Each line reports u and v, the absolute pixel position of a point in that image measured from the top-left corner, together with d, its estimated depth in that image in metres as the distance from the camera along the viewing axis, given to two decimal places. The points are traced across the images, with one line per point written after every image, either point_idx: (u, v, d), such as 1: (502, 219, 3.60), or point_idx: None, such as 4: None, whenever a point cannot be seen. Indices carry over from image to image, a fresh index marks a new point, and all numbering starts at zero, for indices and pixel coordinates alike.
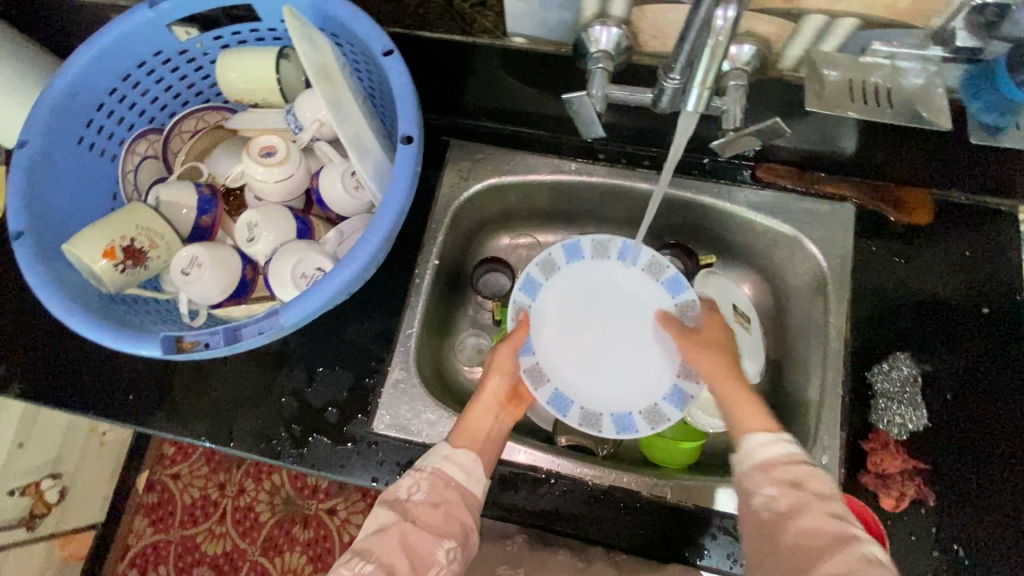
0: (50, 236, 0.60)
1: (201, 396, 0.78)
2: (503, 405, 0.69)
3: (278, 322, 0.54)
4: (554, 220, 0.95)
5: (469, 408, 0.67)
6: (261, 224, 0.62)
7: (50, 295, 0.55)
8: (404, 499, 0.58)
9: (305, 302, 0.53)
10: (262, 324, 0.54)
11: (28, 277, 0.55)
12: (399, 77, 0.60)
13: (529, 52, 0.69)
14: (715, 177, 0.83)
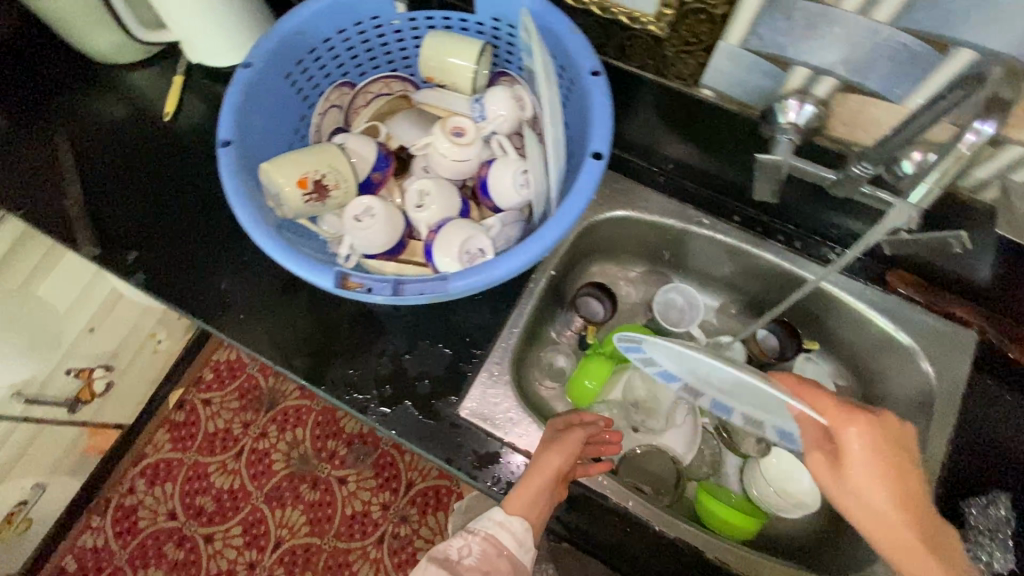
0: (248, 153, 0.65)
1: (306, 334, 0.81)
2: (560, 485, 0.68)
3: (444, 287, 0.57)
4: (663, 264, 0.98)
5: (527, 471, 0.67)
6: (432, 194, 0.66)
7: (242, 205, 0.60)
8: (455, 560, 0.62)
9: (475, 275, 0.56)
10: (427, 285, 0.57)
11: (228, 183, 0.60)
12: (601, 97, 0.62)
13: (712, 106, 0.72)
14: (843, 269, 0.84)
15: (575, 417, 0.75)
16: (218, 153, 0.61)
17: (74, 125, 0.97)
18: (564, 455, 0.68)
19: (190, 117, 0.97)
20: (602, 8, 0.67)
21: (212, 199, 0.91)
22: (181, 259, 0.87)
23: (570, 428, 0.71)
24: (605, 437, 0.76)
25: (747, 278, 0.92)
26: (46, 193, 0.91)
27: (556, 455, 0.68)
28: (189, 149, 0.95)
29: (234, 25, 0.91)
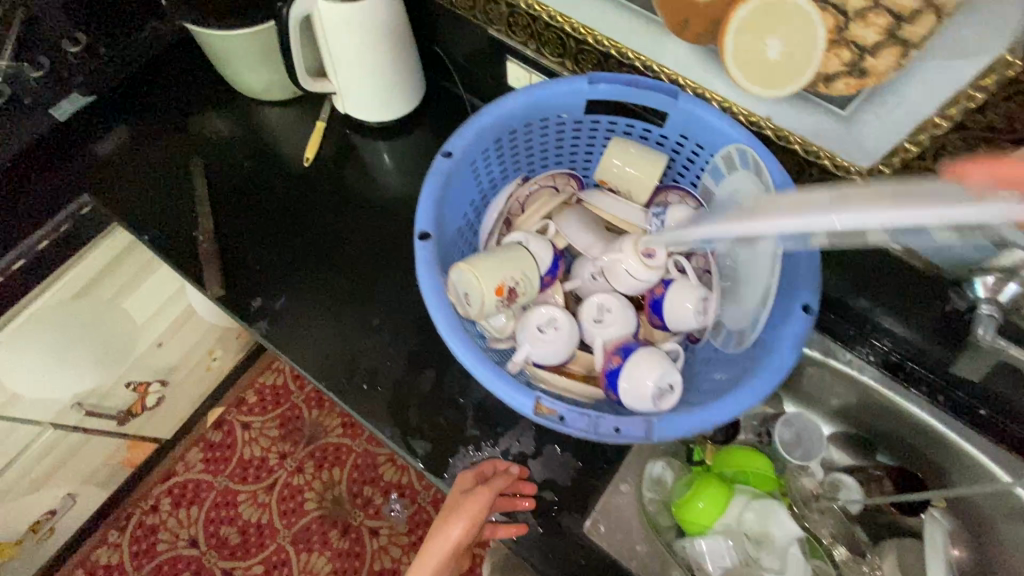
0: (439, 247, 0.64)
1: (430, 417, 0.78)
2: (459, 553, 0.70)
3: (651, 429, 0.53)
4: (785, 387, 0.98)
5: (423, 551, 0.70)
6: (612, 310, 0.64)
7: (438, 308, 0.58)
8: None
9: (688, 422, 0.53)
10: (634, 425, 0.54)
11: (426, 282, 0.59)
12: None
13: (895, 260, 0.70)
14: (991, 436, 0.80)
15: (480, 472, 0.72)
16: (417, 248, 0.60)
17: (209, 155, 0.96)
18: (461, 526, 0.67)
19: (327, 165, 0.96)
20: (807, 148, 0.66)
21: (342, 255, 0.89)
22: (303, 314, 0.84)
23: (461, 497, 0.68)
24: (519, 488, 0.73)
25: (865, 411, 0.90)
26: (175, 223, 0.89)
27: (453, 525, 0.68)
28: (322, 199, 0.93)
29: (394, 85, 0.91)
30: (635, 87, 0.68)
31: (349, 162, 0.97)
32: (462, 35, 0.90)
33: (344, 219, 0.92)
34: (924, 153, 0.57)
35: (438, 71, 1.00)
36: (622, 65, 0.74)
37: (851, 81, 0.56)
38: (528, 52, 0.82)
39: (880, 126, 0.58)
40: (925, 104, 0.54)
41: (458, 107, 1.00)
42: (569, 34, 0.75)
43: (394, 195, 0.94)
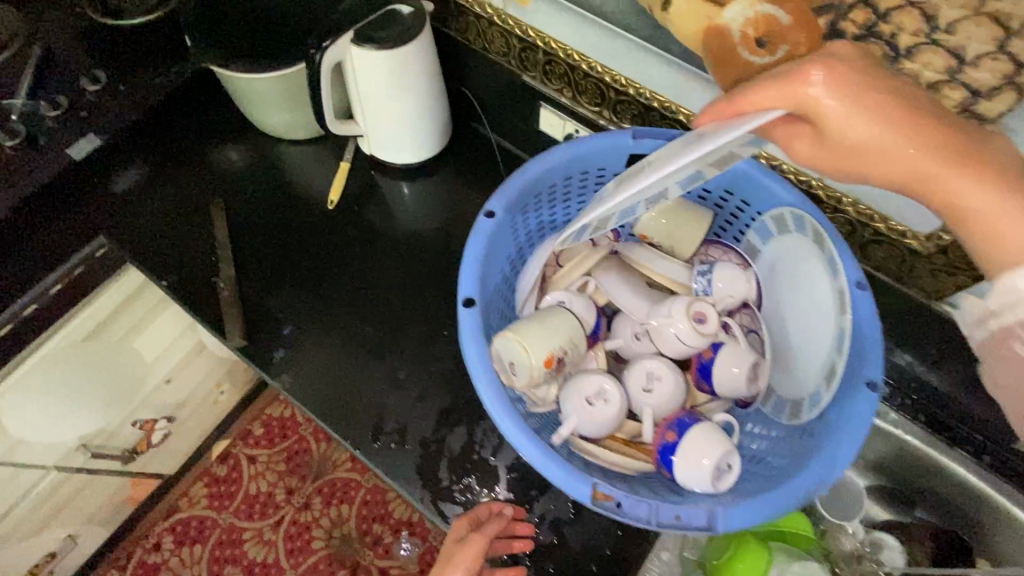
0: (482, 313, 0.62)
1: (461, 478, 0.75)
2: None
3: (715, 520, 0.51)
4: None
5: None
6: (663, 378, 0.62)
7: (485, 383, 0.56)
8: None
9: (754, 513, 0.51)
10: (697, 515, 0.52)
11: (472, 354, 0.57)
12: (871, 318, 0.57)
13: (948, 323, 0.68)
14: None
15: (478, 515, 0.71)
16: (462, 317, 0.57)
17: (231, 196, 0.93)
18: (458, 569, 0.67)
19: (351, 206, 0.93)
20: (860, 211, 0.65)
21: (368, 302, 0.86)
22: (327, 366, 0.81)
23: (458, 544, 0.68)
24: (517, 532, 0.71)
25: (901, 465, 0.87)
26: (196, 268, 0.87)
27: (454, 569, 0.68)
28: (346, 242, 0.90)
29: (423, 128, 0.88)
30: None
31: (374, 204, 0.94)
32: (493, 78, 0.88)
33: (370, 264, 0.89)
34: None
35: (464, 111, 0.97)
36: (665, 118, 0.72)
37: None
38: (564, 99, 0.80)
39: None
40: None
41: (485, 148, 0.97)
42: (610, 85, 0.73)
43: (420, 239, 0.91)
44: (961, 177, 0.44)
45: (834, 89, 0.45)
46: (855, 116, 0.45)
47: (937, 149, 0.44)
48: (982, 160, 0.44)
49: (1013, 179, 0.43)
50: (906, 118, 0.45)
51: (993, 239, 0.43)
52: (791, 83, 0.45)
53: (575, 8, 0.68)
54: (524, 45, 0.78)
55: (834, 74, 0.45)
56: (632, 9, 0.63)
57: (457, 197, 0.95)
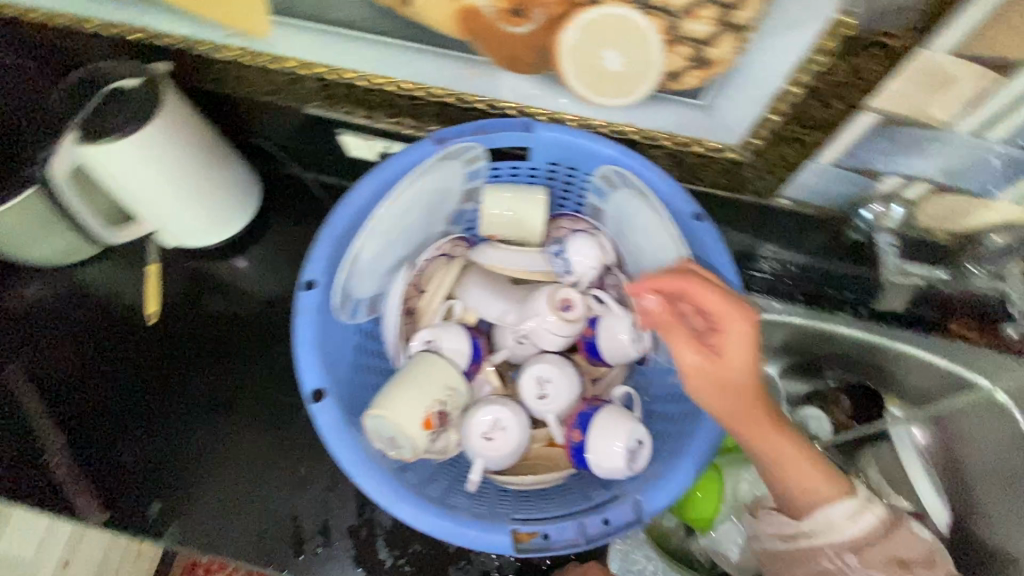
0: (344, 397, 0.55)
1: (405, 548, 0.69)
2: None
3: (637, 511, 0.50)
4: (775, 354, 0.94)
5: None
6: (555, 381, 0.58)
7: (367, 476, 0.49)
8: None
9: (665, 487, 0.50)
10: (616, 511, 0.50)
11: (342, 453, 0.50)
12: (714, 244, 0.60)
13: (787, 212, 0.70)
14: None
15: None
16: (314, 415, 0.50)
17: (30, 357, 0.78)
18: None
19: (179, 316, 0.81)
20: (676, 143, 0.63)
21: (240, 411, 0.76)
22: (218, 498, 0.72)
23: None
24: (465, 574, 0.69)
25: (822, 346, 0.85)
26: (19, 456, 0.73)
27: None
28: (190, 353, 0.79)
29: (221, 202, 0.77)
30: (487, 132, 0.62)
31: (203, 301, 0.82)
32: (280, 121, 0.78)
33: (227, 367, 0.78)
34: (788, 118, 0.56)
35: (266, 161, 0.87)
36: (465, 110, 0.67)
37: (698, 73, 0.53)
38: (359, 120, 0.73)
39: (740, 106, 0.56)
40: (775, 76, 0.52)
41: (306, 193, 0.87)
42: (396, 94, 0.67)
43: (270, 316, 0.82)
44: (773, 432, 0.50)
45: (711, 387, 0.50)
46: (726, 397, 0.49)
47: (742, 398, 0.49)
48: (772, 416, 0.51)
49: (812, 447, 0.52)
50: (753, 398, 0.49)
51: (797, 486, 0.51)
52: (737, 313, 0.49)
53: (322, 26, 0.60)
54: (290, 77, 0.69)
55: (711, 371, 0.49)
56: (377, 13, 0.56)
57: (296, 255, 0.85)
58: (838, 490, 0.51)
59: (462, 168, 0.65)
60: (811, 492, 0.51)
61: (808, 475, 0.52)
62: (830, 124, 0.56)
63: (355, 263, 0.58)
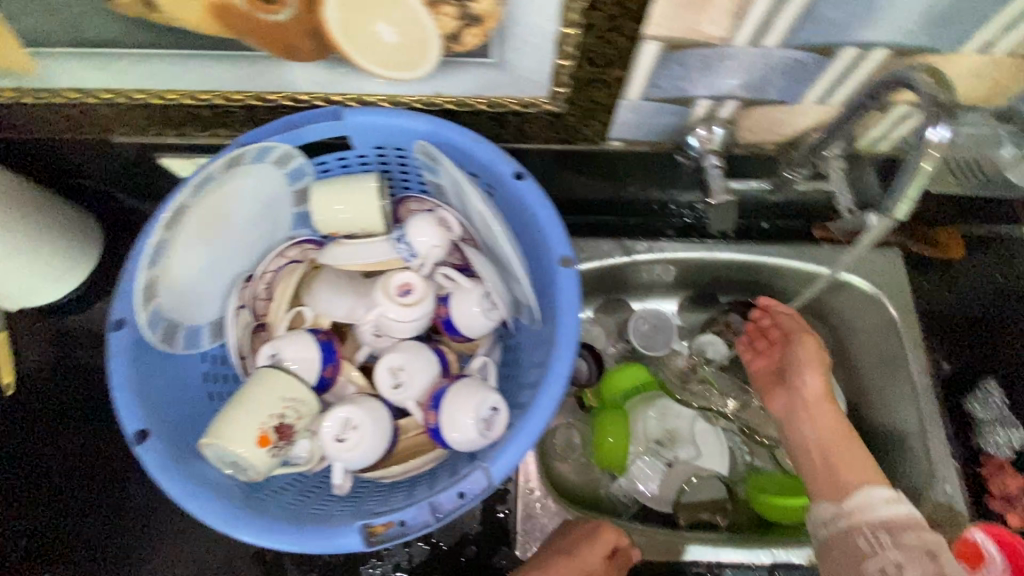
0: (182, 431, 0.54)
1: (314, 560, 0.68)
2: None
3: (484, 480, 0.49)
4: (666, 291, 0.97)
5: None
6: (406, 367, 0.58)
7: (200, 504, 0.49)
8: None
9: (512, 451, 0.49)
10: (464, 485, 0.49)
11: (169, 488, 0.49)
12: (537, 198, 0.58)
13: (624, 153, 0.71)
14: (779, 240, 0.89)
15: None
16: (138, 455, 0.49)
17: None
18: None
19: (38, 380, 0.76)
20: (490, 104, 0.62)
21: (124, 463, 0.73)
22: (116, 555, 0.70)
23: None
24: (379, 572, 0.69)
25: (702, 276, 0.93)
26: None
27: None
28: (58, 415, 0.75)
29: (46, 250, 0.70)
30: (293, 128, 0.60)
31: (63, 358, 0.77)
32: (97, 158, 0.73)
33: (100, 422, 0.75)
34: (578, 59, 0.56)
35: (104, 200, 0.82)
36: (273, 109, 0.64)
37: (473, 29, 0.52)
38: (174, 139, 0.69)
39: (529, 55, 0.55)
40: (547, 18, 0.51)
41: None
42: (197, 105, 0.63)
43: None
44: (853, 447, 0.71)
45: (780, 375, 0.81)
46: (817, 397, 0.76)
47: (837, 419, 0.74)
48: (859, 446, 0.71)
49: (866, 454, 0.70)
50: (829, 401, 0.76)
51: (843, 471, 0.69)
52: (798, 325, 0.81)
53: (88, 48, 0.57)
54: (82, 108, 0.64)
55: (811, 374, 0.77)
56: (137, 23, 0.53)
57: None
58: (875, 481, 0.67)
59: (280, 171, 0.62)
60: (841, 479, 0.69)
61: (853, 468, 0.69)
62: (621, 59, 0.56)
63: (154, 283, 0.54)
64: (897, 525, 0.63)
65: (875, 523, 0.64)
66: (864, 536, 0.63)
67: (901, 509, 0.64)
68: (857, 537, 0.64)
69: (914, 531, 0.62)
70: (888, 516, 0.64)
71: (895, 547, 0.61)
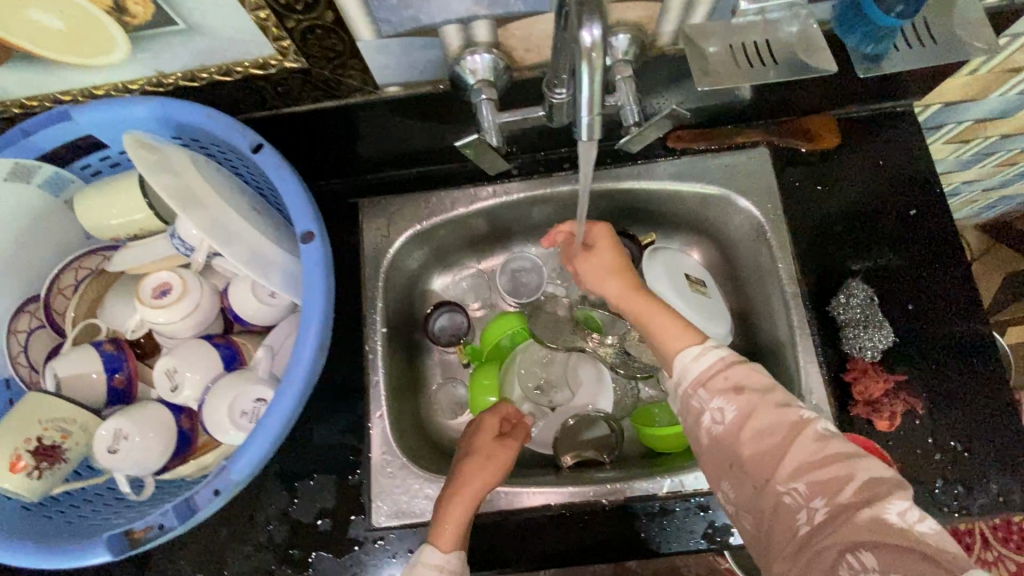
0: None
1: (176, 552, 0.71)
2: None
3: (229, 477, 0.49)
4: (537, 231, 0.92)
5: None
6: (180, 367, 0.57)
7: None
8: None
9: (252, 447, 0.48)
10: (212, 485, 0.49)
11: None
12: (277, 170, 0.55)
13: (407, 98, 0.65)
14: (633, 160, 0.82)
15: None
16: None
17: None
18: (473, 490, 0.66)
19: None
20: (223, 71, 0.57)
21: None
22: None
23: None
24: (240, 556, 0.70)
25: (574, 212, 0.88)
26: None
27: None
28: None
29: None
30: (21, 138, 0.56)
31: None
32: None
33: None
34: (274, 9, 0.50)
35: None
36: (11, 118, 0.60)
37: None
38: None
39: (217, 14, 0.50)
40: None
41: None
42: None
43: None
44: (652, 313, 0.63)
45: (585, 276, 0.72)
46: (610, 282, 0.68)
47: (627, 295, 0.66)
48: (654, 311, 0.63)
49: (667, 319, 0.62)
50: (627, 276, 0.68)
51: (660, 346, 0.61)
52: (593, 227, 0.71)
53: None
54: None
55: (598, 268, 0.70)
56: None
57: None
58: (694, 339, 0.59)
59: (28, 184, 0.59)
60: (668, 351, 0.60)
61: (662, 334, 0.61)
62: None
63: None
64: (709, 373, 0.55)
65: (694, 382, 0.55)
66: (697, 406, 0.55)
67: (710, 359, 0.56)
68: (689, 399, 0.55)
69: (720, 373, 0.54)
70: (701, 371, 0.55)
71: (731, 401, 0.53)
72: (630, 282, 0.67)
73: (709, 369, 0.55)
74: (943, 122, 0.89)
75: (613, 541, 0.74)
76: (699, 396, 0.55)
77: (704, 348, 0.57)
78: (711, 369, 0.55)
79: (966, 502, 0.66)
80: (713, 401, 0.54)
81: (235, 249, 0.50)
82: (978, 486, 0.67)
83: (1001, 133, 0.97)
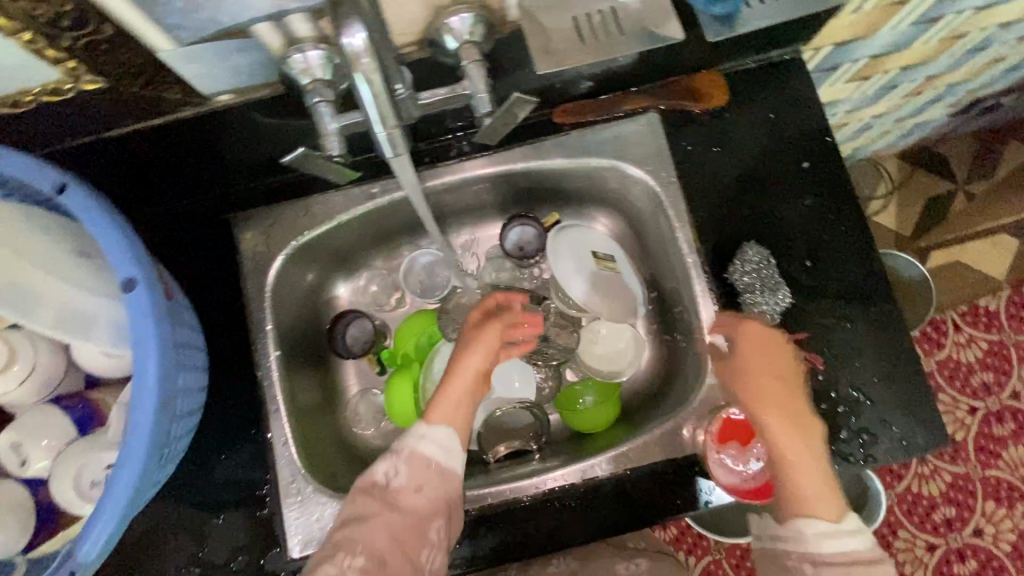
0: None
1: None
2: None
3: (78, 559, 0.46)
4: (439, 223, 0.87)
5: None
6: (23, 439, 0.53)
7: None
8: None
9: (99, 525, 0.46)
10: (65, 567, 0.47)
11: None
12: (87, 211, 0.48)
13: (246, 105, 0.58)
14: (523, 139, 0.77)
15: None
16: None
17: None
18: (477, 370, 0.67)
19: None
20: (12, 101, 0.51)
21: None
22: None
23: None
24: None
25: (472, 200, 0.83)
26: None
27: (429, 466, 0.57)
28: None
29: None
30: None
31: None
32: None
33: None
34: (38, 29, 0.44)
35: None
36: None
37: None
38: None
39: None
40: None
41: None
42: None
43: None
44: (797, 467, 0.59)
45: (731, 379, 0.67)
46: (767, 423, 0.62)
47: (790, 434, 0.61)
48: (805, 454, 0.60)
49: (819, 485, 0.58)
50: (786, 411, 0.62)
51: (799, 491, 0.58)
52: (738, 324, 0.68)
53: None
54: None
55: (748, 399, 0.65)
56: None
57: None
58: (829, 513, 0.57)
59: None
60: (809, 502, 0.58)
61: (811, 488, 0.58)
62: (85, 8, 0.43)
63: None
64: (826, 556, 0.56)
65: (806, 555, 0.56)
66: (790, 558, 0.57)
67: (840, 544, 0.56)
68: (790, 559, 0.57)
69: (840, 557, 0.55)
70: (824, 552, 0.56)
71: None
72: (791, 433, 0.61)
73: (823, 553, 0.56)
74: (838, 63, 0.87)
75: (536, 537, 0.71)
76: (804, 567, 0.56)
77: (835, 531, 0.56)
78: (840, 557, 0.55)
79: (870, 450, 0.68)
80: (816, 566, 0.56)
81: (38, 315, 0.49)
82: (881, 432, 0.68)
83: (901, 65, 0.96)
